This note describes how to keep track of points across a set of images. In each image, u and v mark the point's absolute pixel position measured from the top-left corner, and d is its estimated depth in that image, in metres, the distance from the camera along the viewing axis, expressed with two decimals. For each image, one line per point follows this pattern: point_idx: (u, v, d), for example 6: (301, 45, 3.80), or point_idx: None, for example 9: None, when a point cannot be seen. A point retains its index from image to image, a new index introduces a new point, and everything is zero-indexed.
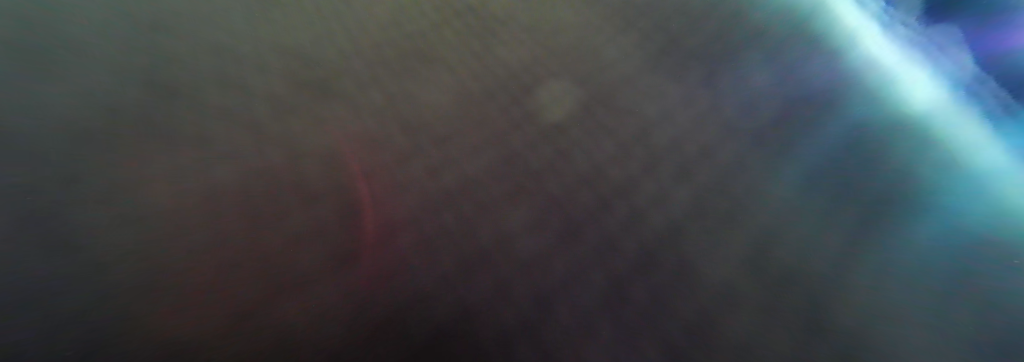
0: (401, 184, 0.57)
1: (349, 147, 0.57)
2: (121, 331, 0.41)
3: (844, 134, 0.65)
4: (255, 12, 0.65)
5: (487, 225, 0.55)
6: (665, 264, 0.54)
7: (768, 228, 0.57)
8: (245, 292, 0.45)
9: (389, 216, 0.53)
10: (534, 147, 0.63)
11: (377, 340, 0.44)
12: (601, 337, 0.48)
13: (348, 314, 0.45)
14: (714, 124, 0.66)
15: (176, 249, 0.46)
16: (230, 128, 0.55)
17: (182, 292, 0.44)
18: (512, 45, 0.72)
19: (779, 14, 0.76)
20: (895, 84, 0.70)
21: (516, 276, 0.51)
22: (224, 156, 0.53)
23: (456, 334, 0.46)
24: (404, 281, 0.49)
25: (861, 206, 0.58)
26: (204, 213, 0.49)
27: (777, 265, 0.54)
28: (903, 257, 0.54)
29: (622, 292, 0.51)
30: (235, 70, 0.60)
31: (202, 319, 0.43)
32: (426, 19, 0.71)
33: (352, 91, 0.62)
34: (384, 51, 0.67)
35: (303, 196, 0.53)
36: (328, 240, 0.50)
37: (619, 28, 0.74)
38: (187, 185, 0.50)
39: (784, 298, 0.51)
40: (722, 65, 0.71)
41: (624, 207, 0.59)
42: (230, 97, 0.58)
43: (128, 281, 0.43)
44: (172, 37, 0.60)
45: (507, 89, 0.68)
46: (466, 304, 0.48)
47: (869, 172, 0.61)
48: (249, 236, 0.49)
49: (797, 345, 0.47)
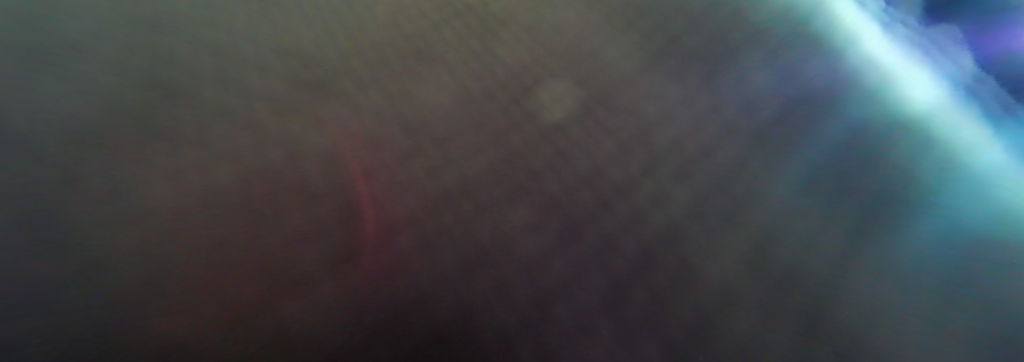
0: (402, 185, 0.57)
1: (348, 147, 0.57)
2: (120, 331, 0.40)
3: (844, 135, 0.65)
4: (254, 11, 0.65)
5: (488, 225, 0.55)
6: (666, 264, 0.54)
7: (769, 228, 0.57)
8: (246, 293, 0.45)
9: (389, 216, 0.53)
10: (534, 147, 0.63)
11: (380, 340, 0.44)
12: (602, 337, 0.48)
13: (348, 315, 0.45)
14: (714, 125, 0.66)
15: (177, 249, 0.46)
16: (229, 127, 0.55)
17: (181, 293, 0.44)
18: (512, 45, 0.72)
19: (780, 15, 0.77)
20: (893, 85, 0.70)
21: (518, 276, 0.52)
22: (224, 157, 0.53)
23: (456, 334, 0.46)
24: (405, 282, 0.49)
25: (860, 206, 0.59)
26: (204, 213, 0.49)
27: (776, 265, 0.54)
28: (903, 257, 0.54)
29: (624, 292, 0.51)
30: (234, 69, 0.60)
31: (202, 319, 0.43)
32: (426, 18, 0.71)
33: (352, 91, 0.62)
34: (384, 50, 0.67)
35: (302, 196, 0.52)
36: (329, 240, 0.50)
37: (619, 29, 0.74)
38: (187, 185, 0.50)
39: (784, 298, 0.51)
40: (721, 64, 0.72)
41: (625, 208, 0.59)
42: (230, 98, 0.58)
43: (127, 283, 0.43)
44: (172, 38, 0.60)
45: (507, 89, 0.68)
46: (468, 305, 0.48)
47: (869, 172, 0.62)
48: (248, 236, 0.49)
49: (799, 346, 0.47)
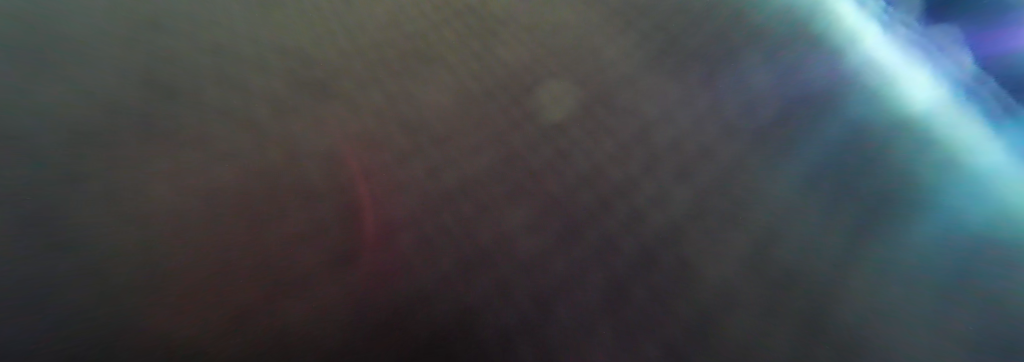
0: (402, 184, 0.57)
1: (350, 147, 0.58)
2: (123, 333, 0.41)
3: (844, 135, 0.65)
4: (253, 11, 0.66)
5: (488, 224, 0.56)
6: (666, 263, 0.54)
7: (768, 228, 0.57)
8: (248, 293, 0.46)
9: (389, 215, 0.54)
10: (534, 147, 0.64)
11: (380, 340, 0.45)
12: (602, 337, 0.48)
13: (349, 313, 0.46)
14: (714, 125, 0.66)
15: (178, 248, 0.47)
16: (229, 127, 0.56)
17: (183, 292, 0.45)
18: (511, 45, 0.72)
19: (781, 15, 0.77)
20: (893, 86, 0.70)
21: (517, 275, 0.52)
22: (223, 157, 0.54)
23: (456, 334, 0.46)
24: (405, 280, 0.49)
25: (860, 207, 0.58)
26: (205, 213, 0.50)
27: (776, 266, 0.54)
28: (905, 257, 0.54)
29: (624, 291, 0.52)
30: (234, 69, 0.60)
31: (203, 318, 0.44)
32: (425, 18, 0.72)
33: (352, 91, 0.62)
34: (384, 50, 0.67)
35: (303, 195, 0.53)
36: (329, 239, 0.51)
37: (619, 29, 0.74)
38: (187, 185, 0.51)
39: (784, 298, 0.51)
40: (722, 64, 0.72)
41: (624, 207, 0.59)
42: (231, 98, 0.58)
43: (128, 283, 0.44)
44: (172, 38, 0.61)
45: (507, 89, 0.68)
46: (467, 304, 0.49)
47: (870, 173, 0.61)
48: (249, 236, 0.49)
49: (798, 346, 0.47)
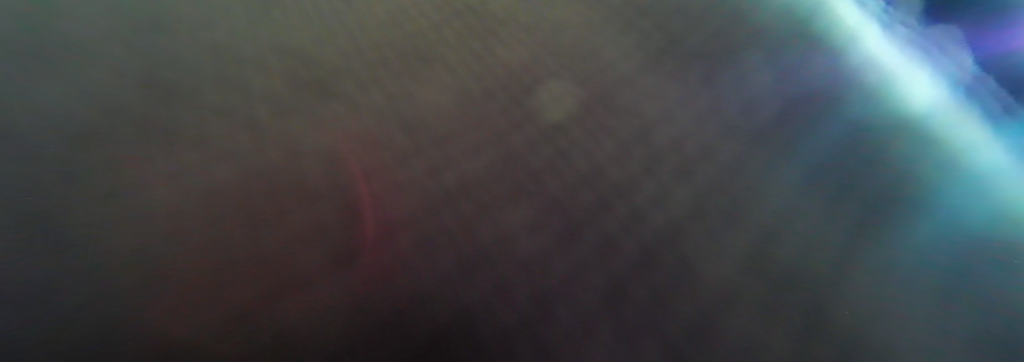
0: (402, 184, 0.57)
1: (349, 147, 0.57)
2: (121, 333, 0.41)
3: (844, 134, 0.65)
4: (253, 12, 0.66)
5: (489, 224, 0.56)
6: (666, 262, 0.54)
7: (768, 228, 0.57)
8: (246, 293, 0.46)
9: (389, 215, 0.54)
10: (534, 147, 0.64)
11: (380, 340, 0.45)
12: (602, 337, 0.48)
13: (349, 313, 0.46)
14: (714, 124, 0.66)
15: (177, 249, 0.47)
16: (228, 126, 0.56)
17: (183, 292, 0.45)
18: (512, 44, 0.72)
19: (782, 15, 0.77)
20: (892, 85, 0.70)
21: (517, 275, 0.52)
22: (223, 156, 0.53)
23: (455, 334, 0.46)
24: (405, 280, 0.49)
25: (859, 206, 0.59)
26: (205, 213, 0.49)
27: (776, 265, 0.54)
28: (904, 256, 0.54)
29: (624, 291, 0.51)
30: (234, 68, 0.60)
31: (202, 318, 0.43)
32: (425, 18, 0.72)
33: (351, 90, 0.62)
34: (384, 49, 0.67)
35: (303, 195, 0.53)
36: (329, 239, 0.50)
37: (619, 29, 0.74)
38: (186, 185, 0.51)
39: (784, 297, 0.51)
40: (722, 63, 0.72)
41: (624, 207, 0.59)
42: (231, 97, 0.58)
43: (126, 282, 0.44)
44: (172, 38, 0.61)
45: (507, 89, 0.68)
46: (467, 304, 0.49)
47: (869, 173, 0.61)
48: (247, 235, 0.49)
49: (798, 345, 0.47)
